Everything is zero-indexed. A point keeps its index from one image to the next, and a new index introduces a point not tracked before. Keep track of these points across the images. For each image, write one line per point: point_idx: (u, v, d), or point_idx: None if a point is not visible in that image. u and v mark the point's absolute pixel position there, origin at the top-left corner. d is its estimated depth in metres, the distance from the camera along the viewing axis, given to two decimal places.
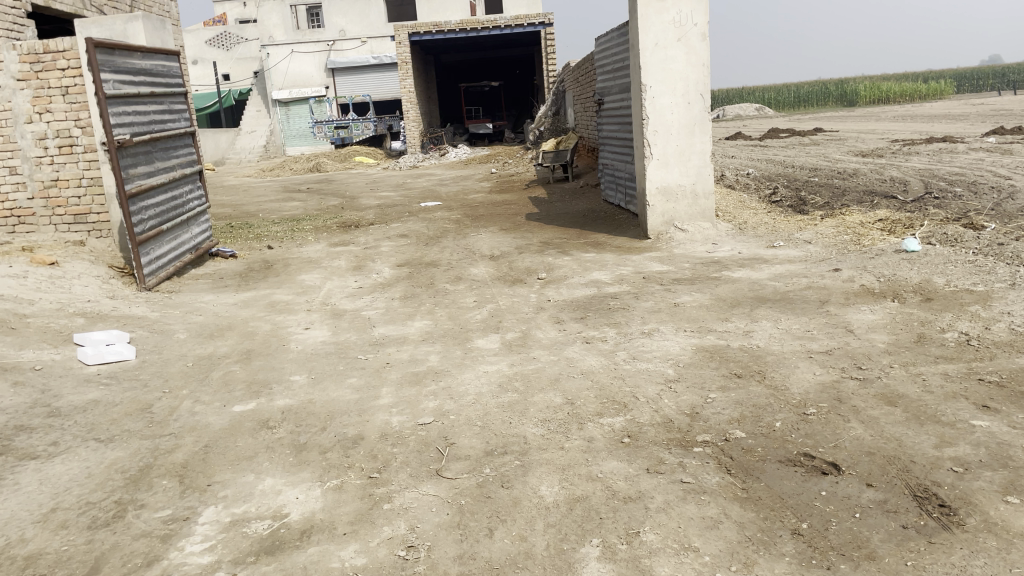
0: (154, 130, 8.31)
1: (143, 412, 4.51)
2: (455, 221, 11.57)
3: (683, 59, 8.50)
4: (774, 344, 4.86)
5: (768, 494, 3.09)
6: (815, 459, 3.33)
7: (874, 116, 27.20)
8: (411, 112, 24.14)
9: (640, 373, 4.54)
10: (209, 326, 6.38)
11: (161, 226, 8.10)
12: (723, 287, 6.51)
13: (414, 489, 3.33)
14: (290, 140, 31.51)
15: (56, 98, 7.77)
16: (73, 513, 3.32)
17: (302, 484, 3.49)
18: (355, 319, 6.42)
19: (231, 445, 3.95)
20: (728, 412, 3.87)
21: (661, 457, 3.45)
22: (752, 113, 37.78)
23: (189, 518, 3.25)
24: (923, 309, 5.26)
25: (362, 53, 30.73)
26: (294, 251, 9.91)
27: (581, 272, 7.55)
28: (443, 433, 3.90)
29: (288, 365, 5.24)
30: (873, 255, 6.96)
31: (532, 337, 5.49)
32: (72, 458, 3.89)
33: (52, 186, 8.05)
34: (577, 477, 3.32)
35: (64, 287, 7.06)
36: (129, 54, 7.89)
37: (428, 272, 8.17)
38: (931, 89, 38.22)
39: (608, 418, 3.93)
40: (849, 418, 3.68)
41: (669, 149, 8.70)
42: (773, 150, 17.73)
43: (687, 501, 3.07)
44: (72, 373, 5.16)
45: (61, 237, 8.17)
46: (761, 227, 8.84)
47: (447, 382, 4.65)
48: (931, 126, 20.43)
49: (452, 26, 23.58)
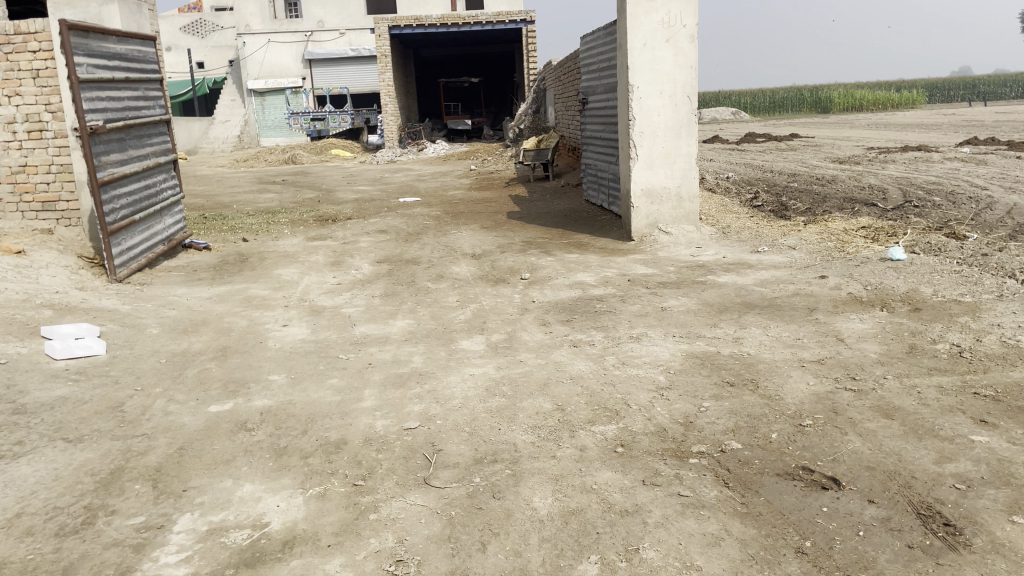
0: (128, 116, 8.07)
1: (113, 411, 4.32)
2: (435, 217, 11.44)
3: (671, 60, 8.43)
4: (765, 352, 4.78)
5: (769, 510, 3.01)
6: (814, 473, 3.25)
7: (847, 124, 27.41)
8: (389, 106, 23.90)
9: (630, 379, 4.44)
10: (183, 320, 6.19)
11: (133, 216, 7.87)
12: (710, 292, 6.44)
13: (401, 499, 3.20)
14: (265, 131, 30.80)
15: (26, 80, 7.51)
16: (39, 519, 3.14)
17: (283, 491, 3.33)
18: (334, 316, 6.25)
19: (207, 448, 3.79)
20: (723, 422, 3.78)
21: (657, 468, 3.35)
22: (727, 116, 37.99)
23: (163, 526, 3.08)
24: (912, 319, 5.23)
25: (341, 45, 30.31)
26: (270, 245, 9.69)
27: (565, 273, 7.45)
28: (429, 439, 3.77)
29: (267, 364, 5.07)
30: (858, 263, 6.93)
31: (518, 338, 5.38)
32: (38, 459, 3.70)
33: (20, 172, 7.77)
34: (572, 488, 3.21)
35: (31, 277, 6.80)
36: (103, 38, 7.64)
37: (409, 270, 8.01)
38: (904, 98, 38.67)
39: (600, 426, 3.82)
40: (847, 431, 3.60)
41: (655, 151, 8.63)
42: (751, 154, 17.77)
43: (685, 516, 2.97)
44: (38, 368, 4.94)
45: (28, 225, 7.89)
46: (745, 231, 8.80)
47: (432, 384, 4.52)
48: (905, 134, 20.60)
49: (433, 21, 23.36)
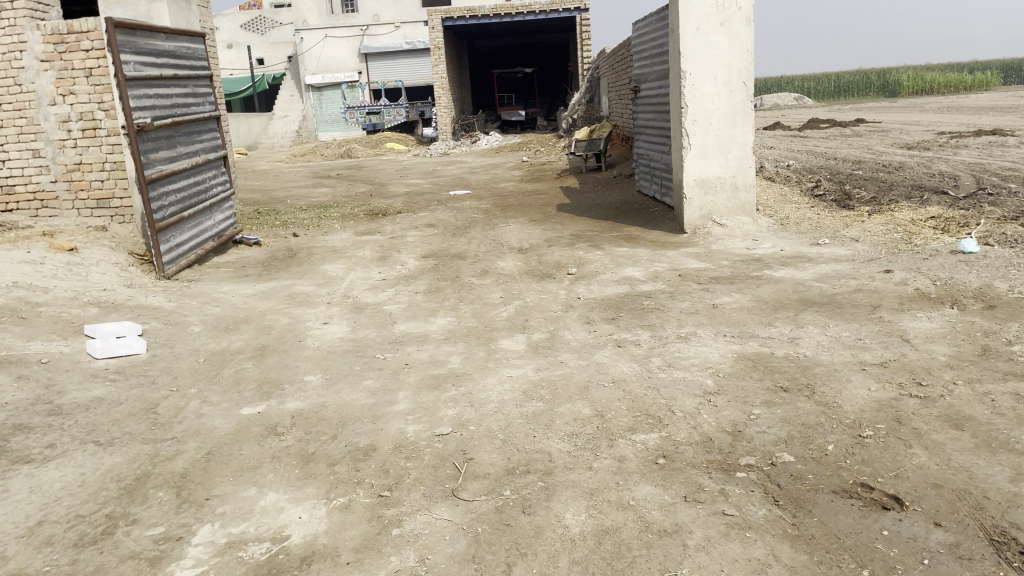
0: (177, 113, 8.08)
1: (146, 412, 4.27)
2: (485, 210, 11.28)
3: (726, 44, 8.07)
4: (823, 354, 4.48)
5: (822, 533, 2.75)
6: (874, 491, 2.97)
7: (917, 109, 26.30)
8: (443, 98, 23.82)
9: (676, 383, 4.19)
10: (225, 318, 6.16)
11: (181, 212, 7.88)
12: (765, 287, 6.12)
13: (426, 513, 3.04)
14: (323, 126, 31.35)
15: (79, 79, 7.59)
16: (59, 528, 3.08)
17: (307, 501, 3.21)
18: (376, 314, 6.13)
19: (235, 454, 3.69)
20: (774, 431, 3.52)
21: (700, 483, 3.11)
22: (790, 101, 36.95)
23: (182, 538, 2.98)
24: (985, 318, 4.85)
25: (396, 39, 30.41)
26: (319, 240, 9.68)
27: (613, 267, 7.20)
28: (461, 446, 3.60)
29: (303, 364, 4.97)
30: (926, 256, 6.52)
31: (560, 338, 5.18)
32: (67, 463, 3.66)
33: (75, 169, 7.85)
34: (607, 504, 3.00)
35: (81, 274, 6.85)
36: (152, 35, 7.66)
37: (455, 264, 7.87)
38: (977, 80, 36.96)
39: (641, 434, 3.59)
40: (910, 443, 3.31)
41: (709, 140, 8.30)
42: (814, 141, 17.14)
43: (730, 538, 2.73)
44: (79, 367, 4.94)
45: (83, 222, 7.97)
46: (804, 223, 8.41)
47: (468, 387, 4.35)
48: (979, 117, 19.67)
49: (486, 12, 23.11)
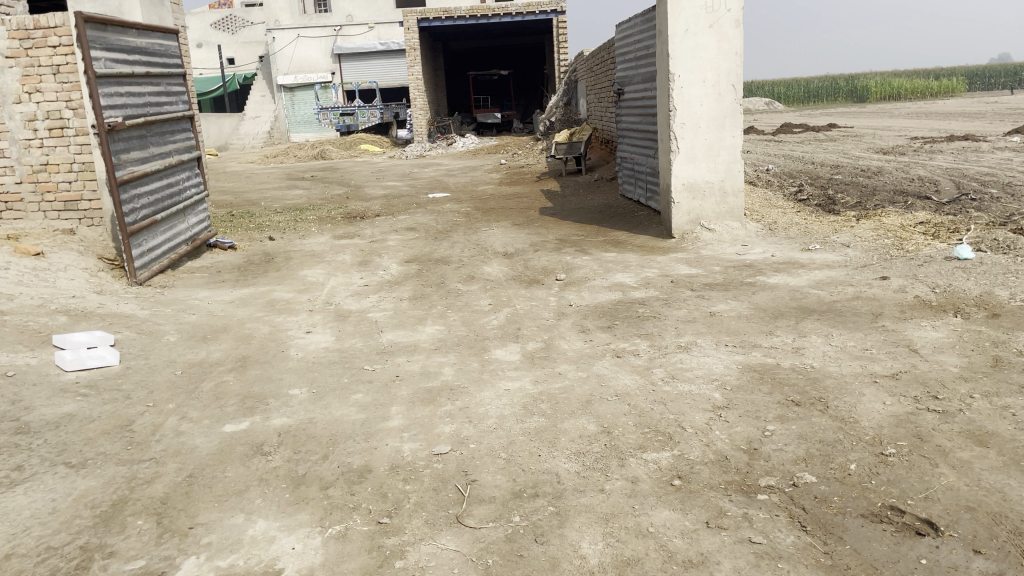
0: (149, 113, 7.78)
1: (121, 430, 4.00)
2: (466, 214, 11.09)
3: (715, 46, 7.95)
4: (831, 365, 4.33)
5: (858, 563, 2.59)
6: (906, 515, 2.82)
7: (885, 114, 26.57)
8: (418, 100, 23.56)
9: (683, 397, 4.01)
10: (203, 326, 5.88)
11: (154, 216, 7.58)
12: (761, 294, 5.98)
13: (431, 542, 2.83)
14: (295, 127, 30.95)
15: (46, 77, 7.26)
16: (29, 563, 2.82)
17: (300, 530, 2.97)
18: (360, 322, 5.89)
19: (219, 476, 3.44)
20: (791, 449, 3.35)
21: (722, 507, 2.94)
22: (761, 106, 37.21)
23: (164, 573, 2.74)
24: (991, 327, 4.74)
25: (369, 40, 29.96)
26: (297, 243, 9.39)
27: (603, 273, 7.03)
28: (463, 467, 3.39)
29: (288, 376, 4.72)
30: (921, 262, 6.43)
31: (555, 348, 4.99)
32: (37, 487, 3.39)
33: (42, 170, 7.51)
34: (625, 531, 2.82)
35: (48, 280, 6.52)
36: (123, 31, 7.34)
37: (439, 270, 7.64)
38: (943, 86, 37.42)
39: (652, 453, 3.41)
40: (936, 462, 3.16)
41: (697, 143, 8.16)
42: (789, 146, 17.18)
43: (760, 570, 2.56)
44: (47, 381, 4.64)
45: (50, 225, 7.62)
46: (793, 228, 8.30)
47: (464, 401, 4.14)
48: (948, 122, 19.93)
49: (462, 13, 22.85)
